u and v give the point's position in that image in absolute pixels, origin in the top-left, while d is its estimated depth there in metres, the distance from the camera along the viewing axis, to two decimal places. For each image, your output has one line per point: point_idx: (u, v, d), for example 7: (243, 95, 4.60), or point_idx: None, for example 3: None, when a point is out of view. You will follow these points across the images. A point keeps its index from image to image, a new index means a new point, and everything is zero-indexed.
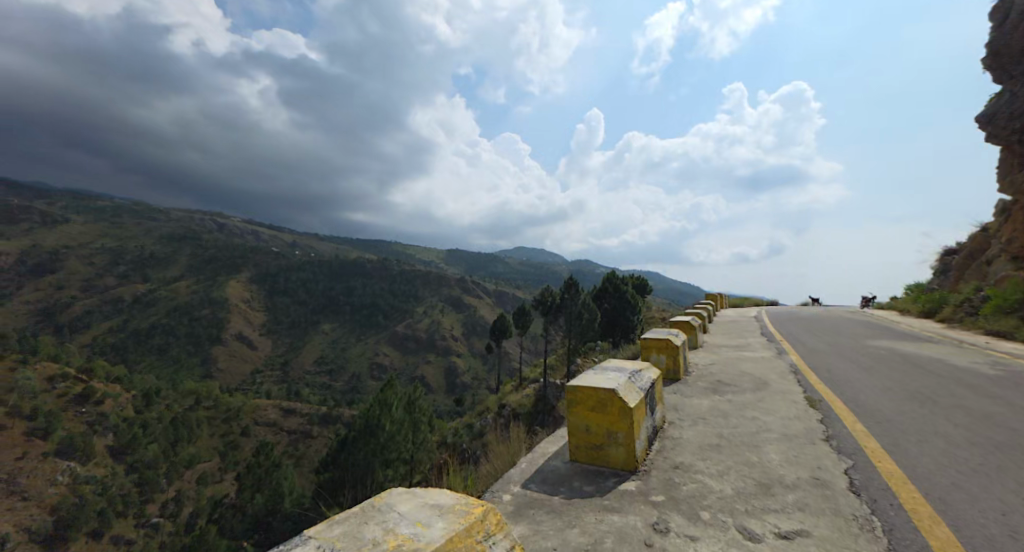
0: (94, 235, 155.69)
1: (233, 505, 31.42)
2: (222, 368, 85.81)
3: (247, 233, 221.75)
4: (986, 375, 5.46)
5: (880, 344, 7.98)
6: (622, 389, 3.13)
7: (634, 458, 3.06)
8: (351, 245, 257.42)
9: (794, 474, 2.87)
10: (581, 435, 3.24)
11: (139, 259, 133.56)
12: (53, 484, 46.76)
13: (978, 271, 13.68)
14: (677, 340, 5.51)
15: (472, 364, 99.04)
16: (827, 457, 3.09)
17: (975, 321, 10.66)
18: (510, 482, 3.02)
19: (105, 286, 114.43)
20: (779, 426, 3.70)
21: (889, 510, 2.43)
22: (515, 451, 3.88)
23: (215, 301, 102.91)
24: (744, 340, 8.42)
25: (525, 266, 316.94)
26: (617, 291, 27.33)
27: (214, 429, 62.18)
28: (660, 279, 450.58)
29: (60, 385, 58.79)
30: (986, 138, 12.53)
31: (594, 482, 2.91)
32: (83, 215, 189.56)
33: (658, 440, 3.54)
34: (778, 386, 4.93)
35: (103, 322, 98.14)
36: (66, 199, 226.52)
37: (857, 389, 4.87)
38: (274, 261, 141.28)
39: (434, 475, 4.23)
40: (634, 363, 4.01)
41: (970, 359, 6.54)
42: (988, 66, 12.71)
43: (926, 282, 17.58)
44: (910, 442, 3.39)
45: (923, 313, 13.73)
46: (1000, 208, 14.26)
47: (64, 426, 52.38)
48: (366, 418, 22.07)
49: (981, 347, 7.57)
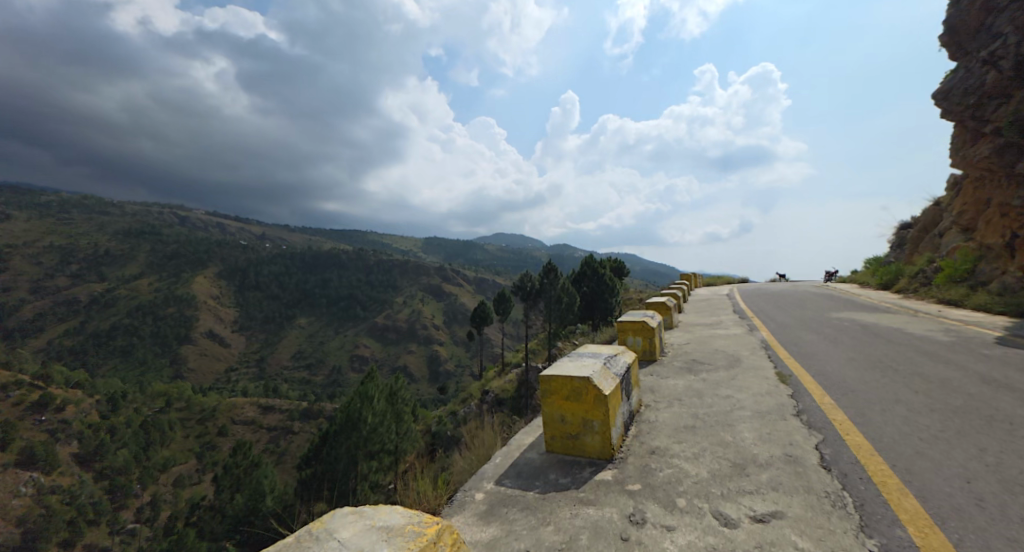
0: (42, 234, 147.25)
1: (212, 507, 30.85)
2: (193, 368, 83.16)
3: (211, 226, 213.49)
4: (941, 342, 5.66)
5: (844, 317, 8.18)
6: (597, 377, 3.07)
7: (610, 446, 3.01)
8: (324, 236, 251.13)
9: (767, 451, 2.87)
10: (557, 426, 3.17)
11: (94, 257, 127.11)
12: (16, 495, 44.99)
13: (931, 244, 14.27)
14: (652, 321, 5.51)
15: (456, 352, 98.75)
16: (798, 434, 3.11)
17: (927, 292, 11.15)
18: (483, 477, 2.94)
19: (59, 287, 108.70)
20: (751, 404, 3.72)
21: (859, 484, 2.44)
22: (490, 445, 3.74)
23: (181, 299, 99.22)
24: (716, 318, 8.56)
25: (504, 252, 316.82)
26: (595, 274, 27.40)
27: (189, 430, 60.99)
28: (639, 260, 456.20)
29: (14, 394, 54.84)
30: (942, 114, 12.94)
31: (570, 474, 2.86)
32: (27, 211, 178.22)
33: (634, 425, 3.52)
34: (750, 362, 4.99)
35: (59, 325, 93.45)
36: (7, 193, 211.99)
37: (823, 362, 4.97)
38: (242, 255, 136.63)
39: (411, 470, 4.07)
40: (610, 347, 3.97)
41: (926, 326, 6.81)
42: (944, 44, 13.06)
43: (884, 255, 18.29)
44: (875, 412, 3.45)
45: (881, 285, 14.30)
46: (951, 183, 14.88)
47: (24, 436, 49.93)
48: (347, 411, 21.71)
49: (936, 315, 7.89)
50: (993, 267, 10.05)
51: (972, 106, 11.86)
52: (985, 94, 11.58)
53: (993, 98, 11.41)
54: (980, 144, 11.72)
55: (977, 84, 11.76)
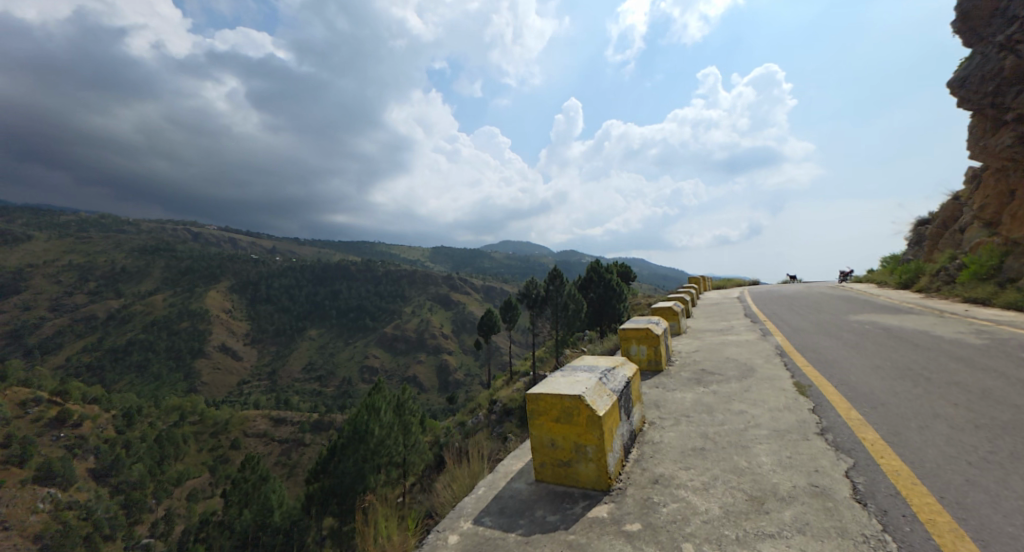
0: (61, 253, 150.80)
1: (220, 523, 30.57)
2: (206, 381, 83.80)
3: (223, 241, 216.56)
4: (974, 345, 5.20)
5: (862, 318, 7.78)
6: (590, 395, 2.70)
7: (605, 476, 2.63)
8: (333, 248, 252.87)
9: (790, 482, 2.46)
10: (547, 451, 2.79)
11: (110, 274, 129.53)
12: (35, 512, 44.73)
13: (952, 240, 13.64)
14: (658, 328, 5.09)
15: (464, 360, 98.58)
16: (824, 458, 2.69)
17: (952, 290, 10.58)
18: (461, 516, 2.58)
19: (76, 305, 110.85)
20: (768, 421, 3.29)
21: (906, 527, 2.02)
22: (475, 474, 3.38)
23: (194, 313, 100.12)
24: (727, 323, 8.11)
25: (511, 261, 317.33)
26: (602, 279, 26.56)
27: (202, 443, 61.66)
28: (648, 264, 455.55)
29: (33, 410, 56.06)
30: (958, 103, 12.44)
31: (561, 509, 2.49)
32: (45, 231, 181.93)
33: (636, 447, 3.12)
34: (764, 372, 4.58)
35: (76, 341, 94.64)
36: (27, 215, 216.60)
37: (846, 369, 4.55)
38: (254, 268, 137.88)
39: (379, 507, 3.65)
40: (610, 359, 3.58)
41: (955, 327, 6.33)
42: (957, 29, 12.64)
43: (901, 253, 17.65)
44: (912, 430, 3.03)
45: (900, 285, 13.72)
46: (971, 175, 14.29)
47: (42, 452, 50.53)
48: (354, 423, 21.41)
49: (963, 315, 7.36)
50: (1020, 260, 9.50)
51: (991, 93, 11.38)
52: (1004, 80, 11.07)
53: (1012, 84, 10.93)
54: (1003, 132, 11.17)
55: (995, 69, 11.27)
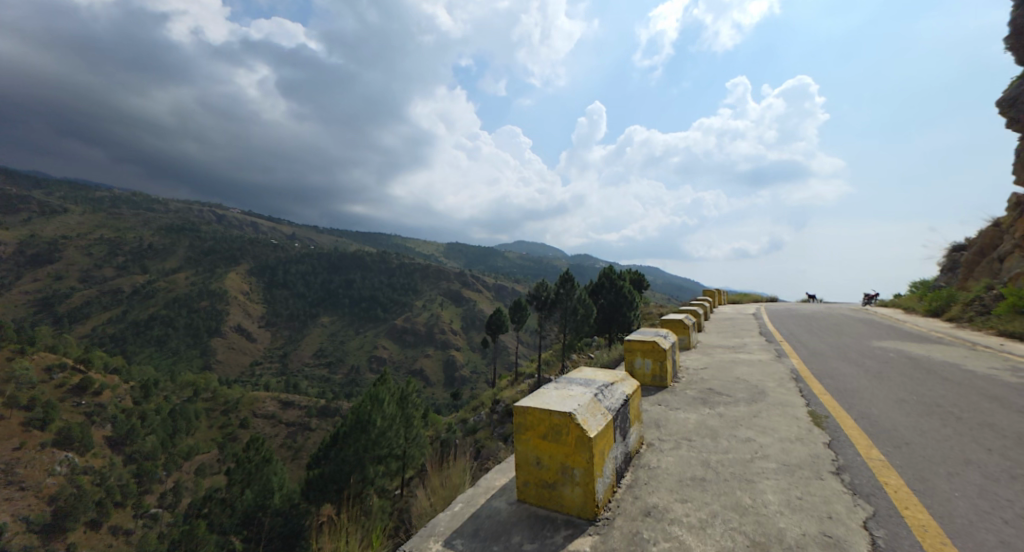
0: (93, 226, 155.15)
1: (222, 501, 31.00)
2: (220, 360, 85.20)
3: (245, 225, 220.51)
4: (1008, 382, 4.82)
5: (887, 345, 7.37)
6: (582, 414, 2.46)
7: (593, 503, 2.38)
8: (351, 239, 255.68)
9: (799, 528, 2.20)
10: (532, 470, 2.56)
11: (137, 250, 132.81)
12: (51, 474, 45.83)
13: (989, 269, 13.01)
14: (665, 342, 4.80)
15: (471, 357, 98.94)
16: (842, 502, 2.41)
17: (986, 322, 10.00)
18: (432, 534, 2.37)
19: (104, 278, 113.93)
20: (778, 453, 3.01)
21: None
22: (455, 485, 3.21)
23: (213, 293, 101.90)
24: (740, 339, 7.79)
25: (525, 262, 317.23)
26: (613, 286, 25.69)
27: (213, 420, 63.06)
28: (661, 274, 454.48)
29: (58, 376, 57.86)
30: (1010, 123, 11.76)
31: (540, 538, 2.25)
32: (79, 205, 187.63)
33: (631, 472, 2.86)
34: (778, 398, 4.25)
35: (101, 313, 97.14)
36: (64, 189, 223.78)
37: (866, 401, 4.22)
38: (273, 253, 140.04)
39: (347, 518, 3.38)
40: (610, 374, 3.31)
41: (989, 362, 5.91)
42: (1010, 46, 12.02)
43: (933, 279, 16.88)
44: (939, 476, 2.73)
45: (929, 312, 13.08)
46: (1014, 201, 13.59)
47: (62, 417, 51.99)
48: (357, 412, 21.39)
49: (996, 349, 6.90)
50: None
51: None
52: None
53: None
54: None
55: None
